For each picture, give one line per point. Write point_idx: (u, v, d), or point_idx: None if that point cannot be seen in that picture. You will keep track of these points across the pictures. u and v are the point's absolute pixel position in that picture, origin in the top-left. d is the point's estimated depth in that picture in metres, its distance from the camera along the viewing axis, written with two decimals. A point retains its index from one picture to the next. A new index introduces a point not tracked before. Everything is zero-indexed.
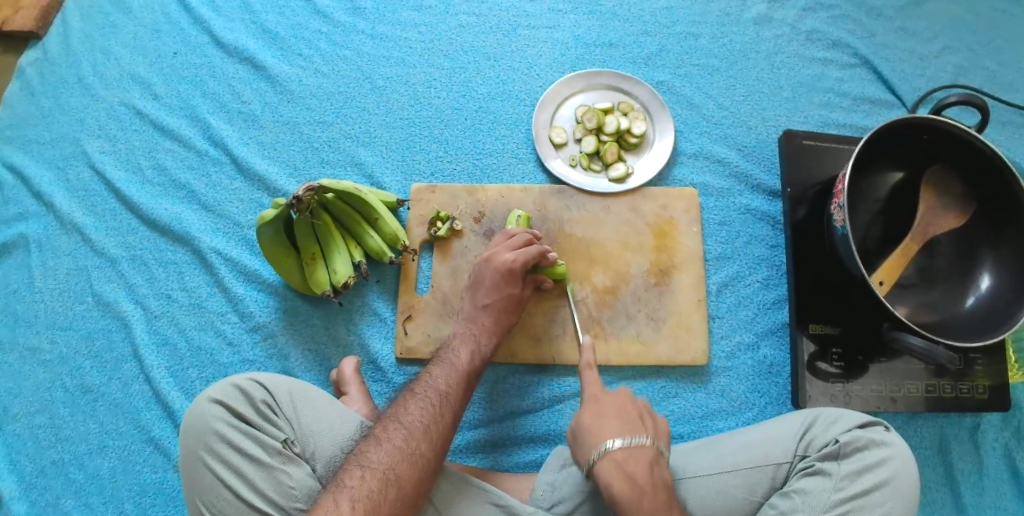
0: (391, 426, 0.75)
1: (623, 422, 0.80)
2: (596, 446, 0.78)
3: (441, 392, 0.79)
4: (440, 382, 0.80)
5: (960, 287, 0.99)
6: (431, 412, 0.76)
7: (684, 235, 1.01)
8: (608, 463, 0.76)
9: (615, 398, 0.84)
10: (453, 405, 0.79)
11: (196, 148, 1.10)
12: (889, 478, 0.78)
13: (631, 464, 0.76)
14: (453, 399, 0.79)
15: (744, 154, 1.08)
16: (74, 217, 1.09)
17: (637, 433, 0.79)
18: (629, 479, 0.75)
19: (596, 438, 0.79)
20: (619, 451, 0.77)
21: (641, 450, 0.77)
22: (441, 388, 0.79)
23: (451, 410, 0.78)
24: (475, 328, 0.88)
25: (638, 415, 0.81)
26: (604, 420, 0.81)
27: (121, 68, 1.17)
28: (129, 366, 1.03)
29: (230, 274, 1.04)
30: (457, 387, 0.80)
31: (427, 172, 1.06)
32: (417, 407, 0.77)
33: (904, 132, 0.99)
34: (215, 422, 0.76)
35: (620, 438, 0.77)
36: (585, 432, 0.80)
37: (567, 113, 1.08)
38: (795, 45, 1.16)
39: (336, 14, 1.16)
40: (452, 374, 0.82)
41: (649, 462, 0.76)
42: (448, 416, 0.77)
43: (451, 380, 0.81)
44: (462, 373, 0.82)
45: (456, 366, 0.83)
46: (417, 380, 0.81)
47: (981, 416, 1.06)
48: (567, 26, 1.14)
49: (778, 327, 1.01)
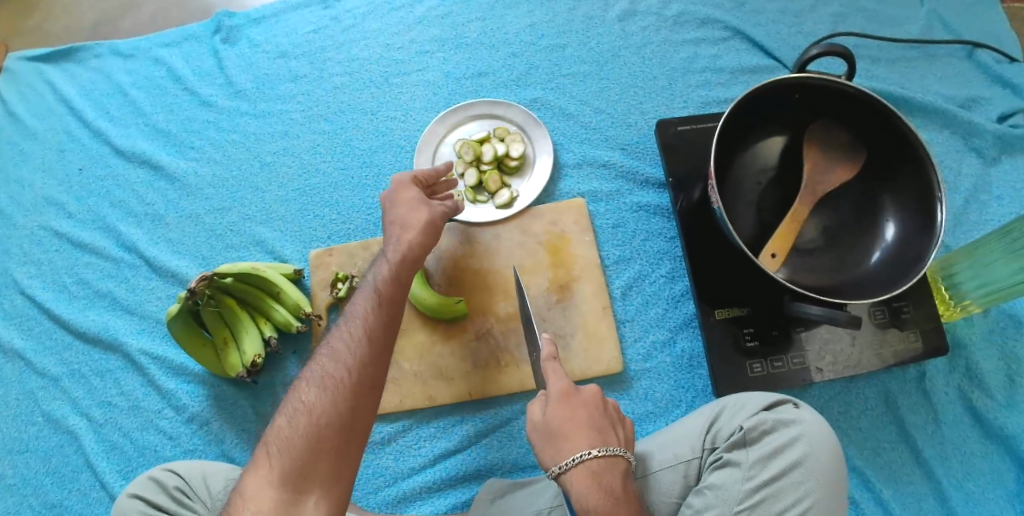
0: (319, 366, 0.74)
1: (597, 429, 0.77)
2: (567, 454, 0.75)
3: (364, 322, 0.76)
4: (360, 314, 0.77)
5: (865, 240, 0.97)
6: (353, 345, 0.74)
7: (579, 245, 1.01)
8: (583, 473, 0.74)
9: (585, 396, 0.79)
10: (378, 330, 0.76)
11: (112, 257, 1.17)
12: (802, 457, 0.77)
13: (609, 477, 0.74)
14: (375, 325, 0.76)
15: (627, 152, 1.08)
16: (13, 342, 1.15)
17: (611, 443, 0.76)
18: (607, 491, 0.72)
19: (571, 448, 0.75)
20: (595, 462, 0.74)
21: (618, 462, 0.75)
22: (361, 318, 0.76)
23: (376, 336, 0.75)
24: (395, 248, 0.83)
25: (611, 422, 0.79)
26: (579, 426, 0.76)
27: (37, 194, 1.24)
28: (85, 475, 1.08)
29: (160, 372, 1.10)
30: (376, 311, 0.77)
31: (324, 236, 1.09)
32: (342, 341, 0.75)
33: (775, 94, 0.97)
34: (134, 515, 0.80)
35: (596, 449, 0.74)
36: (559, 433, 0.76)
37: (447, 150, 1.09)
38: (662, 32, 1.15)
39: (219, 101, 1.21)
40: (372, 300, 0.78)
41: (624, 474, 0.75)
42: (369, 344, 0.74)
43: (370, 307, 0.77)
44: (383, 296, 0.78)
45: (380, 294, 0.79)
46: (344, 313, 0.79)
47: (926, 363, 1.02)
48: (436, 65, 1.16)
49: (691, 318, 0.99)
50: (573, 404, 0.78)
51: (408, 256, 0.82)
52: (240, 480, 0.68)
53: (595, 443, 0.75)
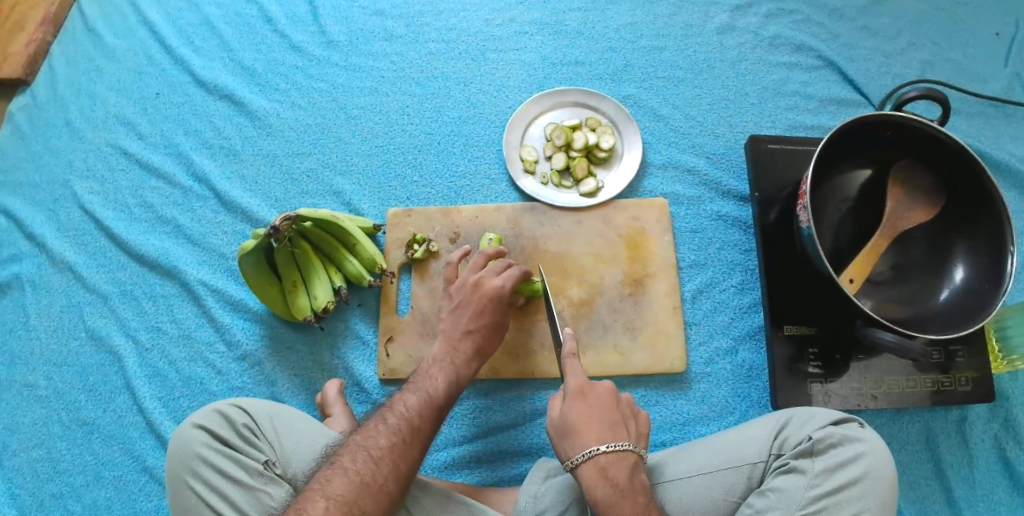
0: (360, 457, 0.75)
1: (609, 425, 0.79)
2: (579, 448, 0.77)
3: (412, 427, 0.79)
4: (412, 415, 0.81)
5: (934, 280, 0.99)
6: (398, 449, 0.76)
7: (657, 244, 1.03)
8: (592, 466, 0.76)
9: (598, 392, 0.81)
10: (420, 442, 0.79)
11: (181, 184, 1.15)
12: (865, 472, 0.78)
13: (615, 471, 0.76)
14: (449, 392, 0.86)
15: (712, 162, 1.10)
16: (66, 256, 1.12)
17: (621, 438, 0.78)
18: (612, 484, 0.75)
19: (581, 441, 0.77)
20: (604, 456, 0.76)
21: (625, 456, 0.77)
22: (412, 420, 0.80)
23: (418, 446, 0.79)
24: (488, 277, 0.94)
25: (622, 418, 0.80)
26: (590, 420, 0.79)
27: (108, 110, 1.21)
28: (123, 398, 1.05)
29: (218, 305, 1.07)
30: (427, 420, 0.81)
31: (403, 197, 1.09)
32: (437, 371, 0.88)
33: (868, 128, 0.99)
34: (197, 446, 0.76)
35: (606, 444, 0.77)
36: (573, 427, 0.78)
37: (536, 132, 1.11)
38: (758, 51, 1.18)
39: (311, 48, 1.21)
40: (425, 405, 0.82)
41: (631, 467, 0.77)
42: (456, 384, 0.88)
43: (422, 413, 0.81)
44: (458, 364, 0.89)
45: (431, 397, 0.84)
46: (390, 406, 0.82)
47: (967, 408, 1.05)
48: (535, 47, 1.18)
49: (755, 330, 1.02)
50: (587, 403, 0.80)
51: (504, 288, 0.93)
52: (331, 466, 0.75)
53: (605, 438, 0.77)
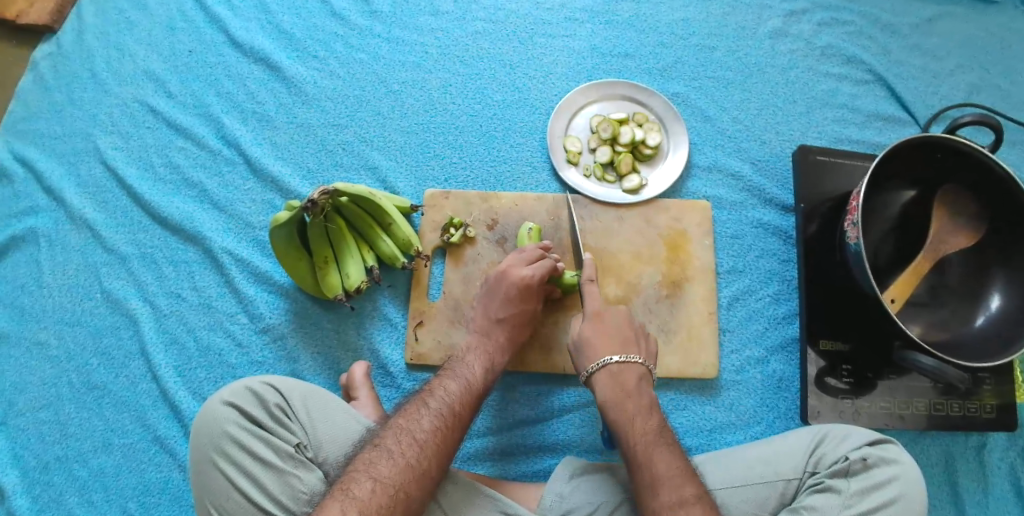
0: (404, 440, 0.74)
1: (622, 339, 0.86)
2: (593, 358, 0.85)
3: (454, 412, 0.79)
4: (453, 401, 0.80)
5: (971, 307, 0.98)
6: (441, 433, 0.76)
7: (696, 247, 1.02)
8: (604, 375, 0.83)
9: (614, 315, 0.88)
10: (461, 428, 0.79)
11: (209, 147, 1.12)
12: (898, 496, 0.76)
13: (624, 375, 0.83)
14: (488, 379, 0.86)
15: (757, 168, 1.09)
16: (85, 213, 1.10)
17: (632, 353, 0.85)
18: (619, 386, 0.82)
19: (594, 355, 0.85)
20: (615, 365, 0.83)
21: (634, 367, 0.84)
22: (453, 406, 0.80)
23: (459, 432, 0.79)
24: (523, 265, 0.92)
25: (634, 335, 0.88)
26: (603, 335, 0.86)
27: (135, 64, 1.18)
28: (137, 363, 1.02)
29: (241, 275, 1.04)
30: (467, 407, 0.81)
31: (441, 178, 1.07)
32: (476, 357, 0.87)
33: (919, 149, 0.98)
34: (227, 425, 0.75)
35: (617, 355, 0.84)
36: (589, 344, 0.86)
37: (581, 122, 1.09)
38: (809, 60, 1.16)
39: (352, 16, 1.18)
40: (465, 392, 0.82)
41: (639, 376, 0.84)
42: (494, 372, 0.87)
43: (462, 399, 0.81)
44: (495, 352, 0.89)
45: (469, 383, 0.83)
46: (430, 391, 0.81)
47: (987, 435, 1.02)
48: (583, 35, 1.16)
49: (788, 342, 1.01)
50: (605, 324, 0.87)
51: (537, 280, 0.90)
52: (374, 444, 0.74)
53: (617, 351, 0.85)
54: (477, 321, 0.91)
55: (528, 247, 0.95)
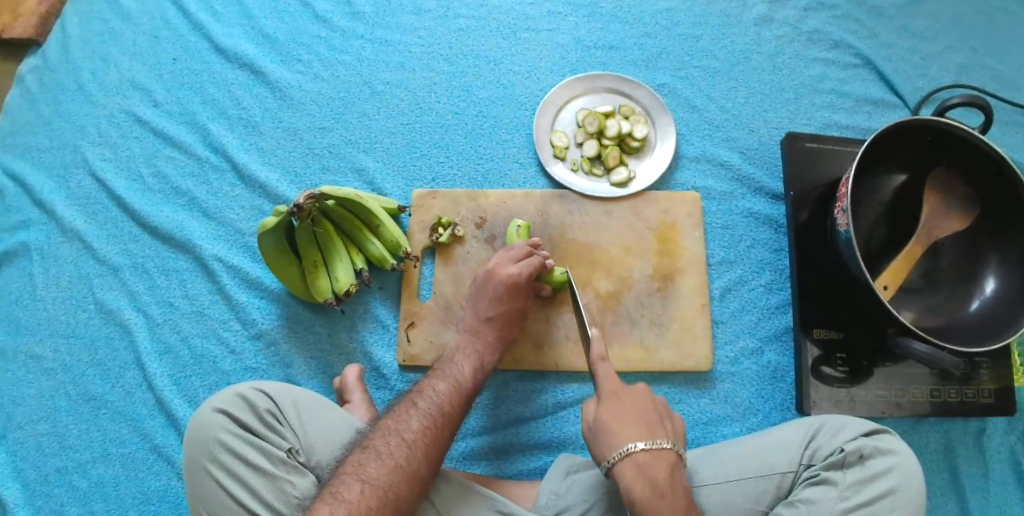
0: (393, 440, 0.74)
1: (646, 423, 0.75)
2: (615, 448, 0.73)
3: (443, 411, 0.79)
4: (442, 400, 0.80)
5: (964, 291, 0.97)
6: (431, 433, 0.76)
7: (687, 239, 1.01)
8: (629, 466, 0.72)
9: (635, 395, 0.78)
10: (450, 428, 0.79)
11: (196, 155, 1.12)
12: (894, 487, 0.76)
13: (654, 470, 0.71)
14: (477, 378, 0.86)
15: (746, 157, 1.08)
16: (75, 225, 1.10)
17: (659, 438, 0.74)
18: (650, 483, 0.70)
19: (615, 443, 0.73)
20: (641, 454, 0.72)
21: (664, 455, 0.73)
22: (443, 406, 0.79)
23: (449, 431, 0.78)
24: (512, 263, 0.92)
25: (659, 415, 0.77)
26: (624, 421, 0.75)
27: (121, 74, 1.18)
28: (133, 373, 1.03)
29: (232, 282, 1.04)
30: (457, 406, 0.81)
31: (428, 178, 1.07)
32: (465, 356, 0.87)
33: (907, 133, 0.97)
34: (218, 431, 0.75)
35: (643, 442, 0.73)
36: (606, 428, 0.75)
37: (567, 116, 1.08)
38: (796, 45, 1.15)
39: (335, 18, 1.17)
40: (454, 391, 0.82)
41: (671, 466, 0.72)
42: (483, 370, 0.87)
43: (452, 398, 0.81)
44: (484, 350, 0.88)
45: (459, 383, 0.83)
46: (419, 391, 0.81)
47: (986, 419, 1.01)
48: (567, 29, 1.15)
49: (782, 331, 1.00)
50: (623, 402, 0.77)
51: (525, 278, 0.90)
52: (363, 446, 0.74)
53: (642, 436, 0.73)
54: (467, 320, 0.91)
55: (516, 244, 0.95)
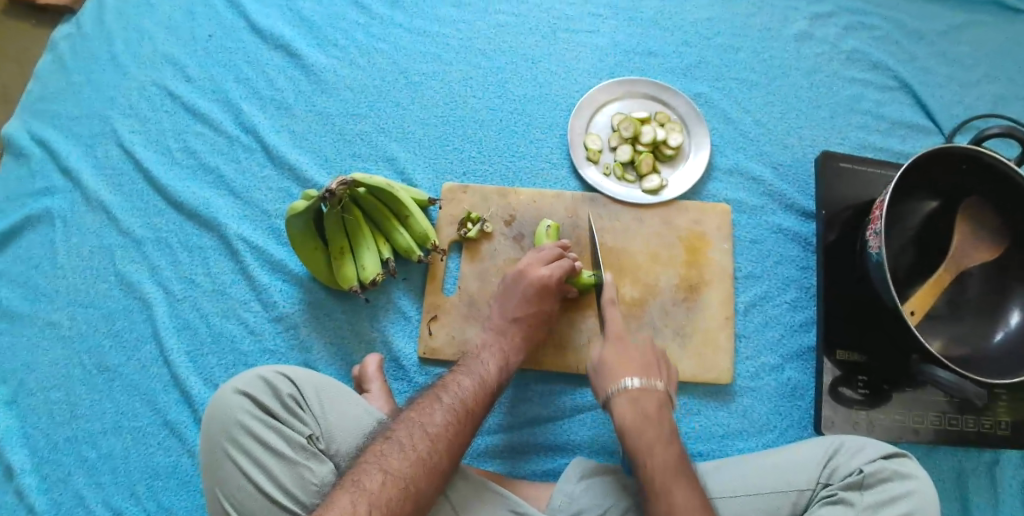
0: (416, 433, 0.74)
1: (643, 364, 0.83)
2: (613, 382, 0.81)
3: (466, 407, 0.78)
4: (466, 396, 0.80)
5: (989, 322, 0.97)
6: (454, 429, 0.76)
7: (715, 251, 1.01)
8: (625, 400, 0.79)
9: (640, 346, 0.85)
10: (473, 424, 0.78)
11: (227, 133, 1.11)
12: (913, 511, 0.75)
13: (645, 402, 0.78)
14: (501, 376, 0.85)
15: (779, 173, 1.08)
16: (100, 195, 1.09)
17: (653, 378, 0.81)
18: (641, 414, 0.78)
19: (615, 377, 0.81)
20: (634, 388, 0.79)
21: (654, 392, 0.80)
22: (466, 402, 0.79)
23: (471, 428, 0.78)
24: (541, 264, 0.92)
25: (655, 359, 0.84)
26: (625, 360, 0.83)
27: (154, 47, 1.18)
28: (150, 347, 1.02)
29: (256, 263, 1.04)
30: (480, 403, 0.80)
31: (459, 172, 1.06)
32: (490, 354, 0.87)
33: (945, 159, 0.97)
34: (240, 414, 0.75)
35: (638, 379, 0.80)
36: (609, 366, 0.83)
37: (602, 120, 1.08)
38: (834, 64, 1.15)
39: (374, 6, 1.17)
40: (478, 388, 0.81)
41: (660, 402, 0.79)
42: (507, 369, 0.87)
43: (476, 395, 0.81)
44: (509, 350, 0.88)
45: (483, 380, 0.83)
46: (443, 385, 0.81)
47: (1000, 452, 1.01)
48: (607, 32, 1.14)
49: (804, 350, 1.00)
50: (626, 346, 0.84)
51: (554, 279, 0.90)
52: (385, 436, 0.74)
53: (638, 375, 0.81)
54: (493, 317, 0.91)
55: (546, 246, 0.94)
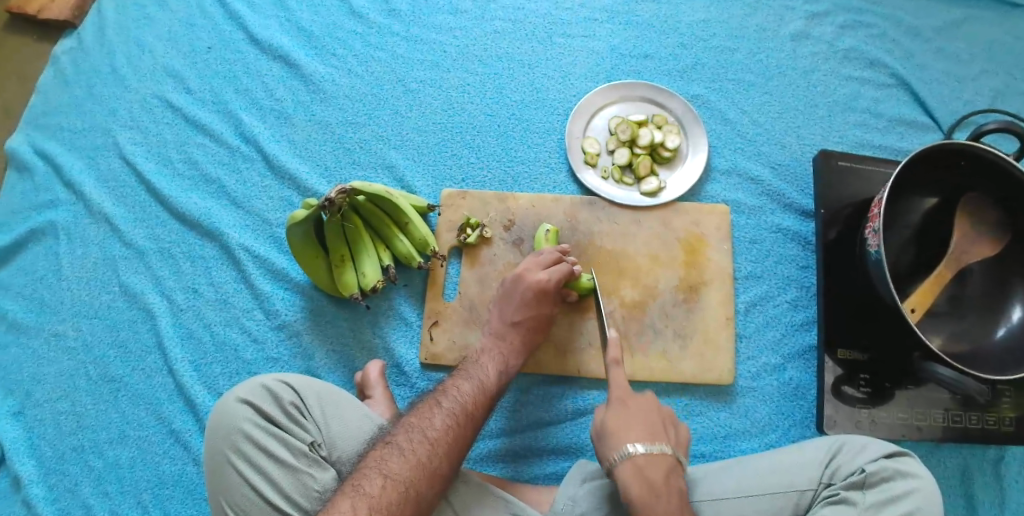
0: (416, 437, 0.74)
1: (648, 429, 0.79)
2: (617, 448, 0.78)
3: (466, 411, 0.79)
4: (466, 399, 0.80)
5: (991, 317, 0.97)
6: (454, 432, 0.76)
7: (714, 252, 1.01)
8: (629, 468, 0.75)
9: (641, 402, 0.82)
10: (473, 428, 0.79)
11: (227, 143, 1.12)
12: (915, 509, 0.75)
13: (650, 470, 0.75)
14: (501, 380, 0.86)
15: (777, 172, 1.08)
16: (104, 207, 1.10)
17: (660, 443, 0.78)
18: (648, 483, 0.74)
19: (618, 441, 0.78)
20: (641, 456, 0.76)
21: (661, 458, 0.77)
22: (466, 405, 0.79)
23: (471, 431, 0.78)
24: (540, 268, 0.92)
25: (663, 424, 0.81)
26: (630, 425, 0.79)
27: (155, 59, 1.19)
28: (154, 357, 1.03)
29: (257, 272, 1.05)
30: (481, 407, 0.81)
31: (458, 178, 1.07)
32: (490, 358, 0.87)
33: (942, 156, 0.97)
34: (242, 422, 0.75)
35: (643, 444, 0.77)
36: (609, 429, 0.80)
37: (600, 124, 1.08)
38: (831, 63, 1.15)
39: (371, 14, 1.17)
40: (478, 391, 0.82)
41: (668, 469, 0.76)
42: (507, 373, 0.87)
43: (476, 399, 0.81)
44: (508, 355, 0.88)
45: (483, 384, 0.83)
46: (443, 390, 0.81)
47: (1005, 448, 1.01)
48: (603, 36, 1.15)
49: (805, 350, 1.00)
50: (629, 410, 0.81)
51: (553, 283, 0.90)
52: (385, 440, 0.74)
53: (643, 439, 0.77)
54: (494, 321, 0.91)
55: (545, 250, 0.95)
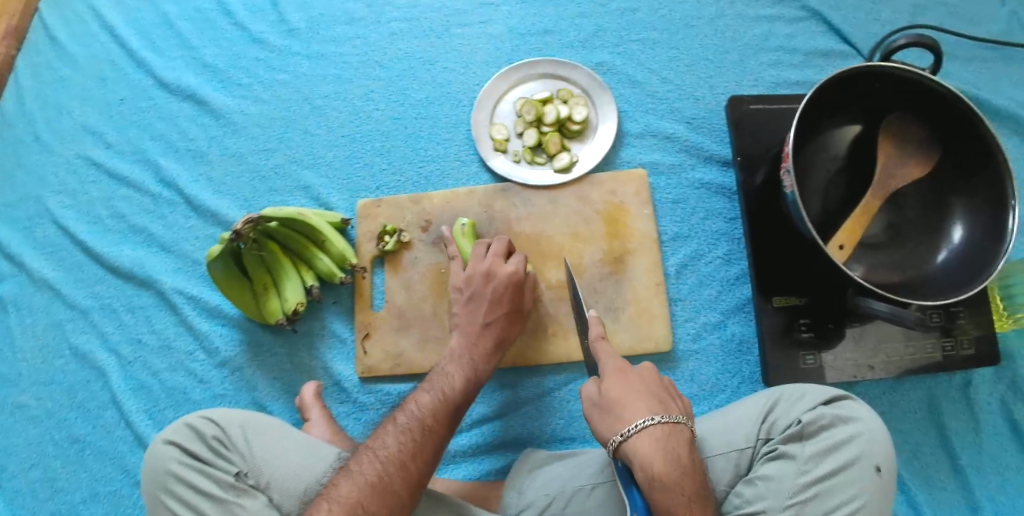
0: (368, 457, 0.74)
1: (655, 397, 0.69)
2: (623, 424, 0.67)
3: (425, 425, 0.78)
4: (425, 414, 0.79)
5: (931, 241, 0.93)
6: (411, 448, 0.75)
7: (636, 219, 0.99)
8: (645, 439, 0.65)
9: (641, 371, 0.72)
10: (433, 442, 0.77)
11: (151, 192, 1.13)
12: (856, 457, 0.72)
13: (675, 446, 0.66)
14: (470, 389, 0.85)
15: (693, 127, 1.05)
16: (44, 274, 1.12)
17: (672, 412, 0.68)
18: (674, 460, 0.64)
19: (623, 418, 0.67)
20: (656, 427, 0.66)
21: (680, 430, 0.67)
22: (424, 420, 0.79)
23: (430, 445, 0.77)
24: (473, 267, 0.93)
25: (665, 391, 0.71)
26: (635, 391, 0.69)
27: (75, 121, 1.21)
28: (111, 412, 1.05)
29: (194, 312, 1.06)
30: (442, 420, 0.80)
31: (373, 187, 1.07)
32: (456, 366, 0.86)
33: (852, 81, 0.92)
34: (170, 463, 0.76)
35: (657, 415, 0.67)
36: (612, 406, 0.68)
37: (506, 108, 1.06)
38: (736, 6, 1.11)
39: (270, 39, 1.17)
40: (439, 404, 0.81)
41: (688, 445, 0.67)
42: (475, 382, 0.86)
43: (436, 412, 0.80)
44: (473, 361, 0.87)
45: (445, 396, 0.82)
46: (403, 406, 0.81)
47: (971, 370, 0.96)
48: (501, 19, 1.13)
49: (745, 303, 0.97)
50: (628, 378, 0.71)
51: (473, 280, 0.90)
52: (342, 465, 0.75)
53: (656, 409, 0.67)
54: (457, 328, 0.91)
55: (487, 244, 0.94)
